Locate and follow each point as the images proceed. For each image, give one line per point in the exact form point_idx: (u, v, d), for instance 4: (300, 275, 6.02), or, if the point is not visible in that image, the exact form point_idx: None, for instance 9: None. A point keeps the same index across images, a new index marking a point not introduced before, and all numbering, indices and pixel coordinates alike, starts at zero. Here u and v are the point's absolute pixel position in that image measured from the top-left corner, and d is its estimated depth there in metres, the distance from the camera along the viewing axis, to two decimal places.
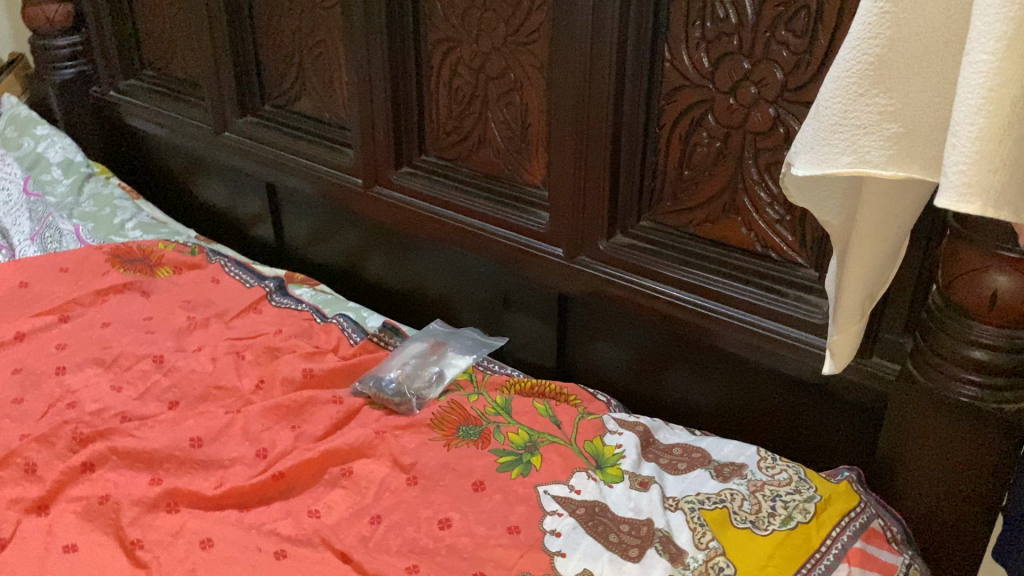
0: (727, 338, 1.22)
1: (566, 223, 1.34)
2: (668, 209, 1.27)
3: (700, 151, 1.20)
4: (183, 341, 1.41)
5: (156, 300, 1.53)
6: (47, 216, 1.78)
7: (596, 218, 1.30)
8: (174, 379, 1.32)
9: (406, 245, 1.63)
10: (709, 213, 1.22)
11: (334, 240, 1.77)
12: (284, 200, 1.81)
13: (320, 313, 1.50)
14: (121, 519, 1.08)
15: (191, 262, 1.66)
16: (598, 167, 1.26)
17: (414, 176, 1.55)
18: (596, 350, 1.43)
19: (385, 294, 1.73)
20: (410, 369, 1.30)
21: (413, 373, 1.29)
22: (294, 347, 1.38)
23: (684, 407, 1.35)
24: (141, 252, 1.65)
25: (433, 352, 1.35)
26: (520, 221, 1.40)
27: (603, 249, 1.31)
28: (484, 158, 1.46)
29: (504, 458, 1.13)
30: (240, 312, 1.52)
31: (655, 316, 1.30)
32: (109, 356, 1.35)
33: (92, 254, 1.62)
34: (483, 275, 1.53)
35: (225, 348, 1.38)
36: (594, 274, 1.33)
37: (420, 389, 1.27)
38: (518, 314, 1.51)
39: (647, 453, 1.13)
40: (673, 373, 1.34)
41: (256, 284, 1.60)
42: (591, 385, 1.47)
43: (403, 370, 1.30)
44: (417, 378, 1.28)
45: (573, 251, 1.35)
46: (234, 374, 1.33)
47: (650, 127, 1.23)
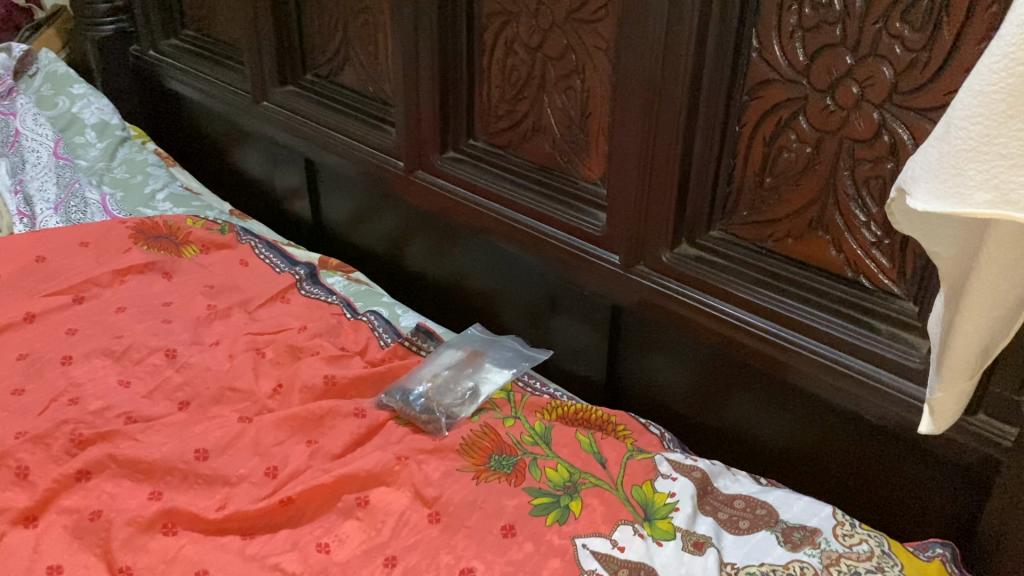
0: (805, 373, 1.06)
1: (626, 226, 1.19)
2: (744, 220, 1.11)
3: (786, 157, 1.03)
4: (200, 333, 1.29)
5: (178, 284, 1.43)
6: (74, 183, 1.66)
7: (659, 225, 1.15)
8: (186, 377, 1.21)
9: (449, 235, 1.49)
10: (793, 227, 1.06)
11: (374, 222, 1.64)
12: (323, 178, 1.69)
13: (351, 308, 1.38)
14: (112, 540, 0.98)
15: (219, 242, 1.55)
16: (665, 169, 1.11)
17: (460, 162, 1.40)
18: (651, 367, 1.28)
19: (424, 285, 1.60)
20: (443, 382, 1.18)
21: (445, 387, 1.17)
22: (318, 347, 1.26)
23: (747, 440, 1.19)
24: (167, 228, 1.54)
25: (471, 361, 1.22)
26: (573, 221, 1.26)
27: (666, 260, 1.16)
28: (537, 147, 1.31)
29: (539, 499, 0.99)
30: (266, 300, 1.41)
31: (720, 341, 1.14)
32: (119, 347, 1.24)
33: (115, 227, 1.51)
34: (530, 275, 1.39)
35: (245, 344, 1.27)
36: (655, 287, 1.18)
37: (452, 406, 1.14)
38: (566, 321, 1.36)
39: (703, 505, 0.99)
40: (737, 403, 1.18)
41: (286, 271, 1.50)
42: (643, 404, 1.33)
43: (434, 383, 1.17)
44: (449, 393, 1.16)
45: (631, 260, 1.20)
46: (251, 375, 1.21)
47: (729, 125, 1.07)
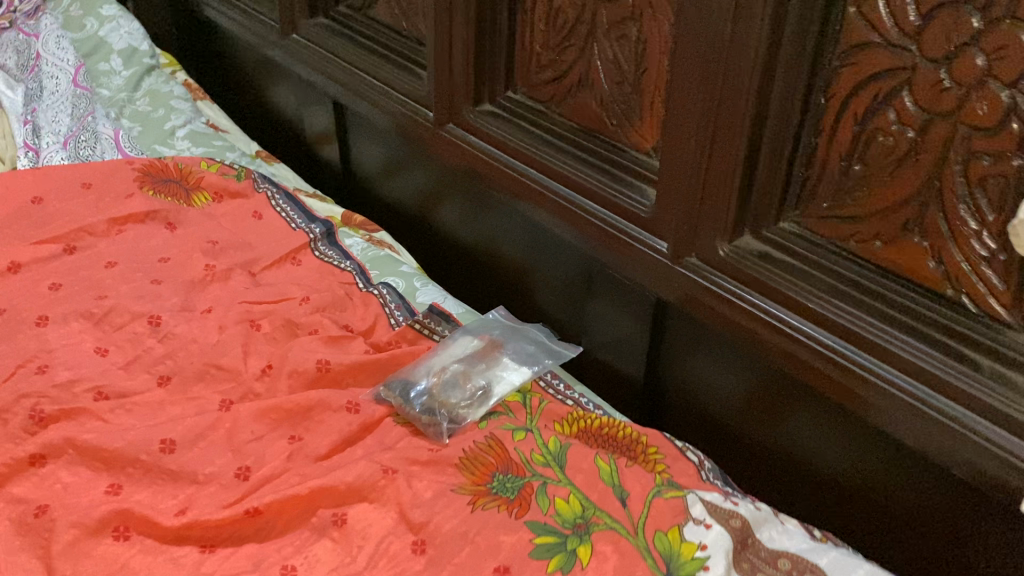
0: (884, 413, 0.86)
1: (677, 209, 1.00)
2: (821, 213, 0.90)
3: (880, 142, 0.82)
4: (192, 298, 1.16)
5: (180, 237, 1.29)
6: (88, 114, 1.53)
7: (717, 212, 0.96)
8: (169, 349, 1.08)
9: (481, 197, 1.32)
10: (882, 229, 0.85)
11: (404, 176, 1.47)
12: (352, 122, 1.52)
13: (364, 277, 1.24)
14: (53, 544, 0.85)
15: (233, 190, 1.41)
16: (728, 146, 0.91)
17: (496, 118, 1.22)
18: (699, 370, 1.09)
19: (453, 250, 1.43)
20: (451, 377, 1.02)
21: (453, 383, 1.01)
22: (318, 324, 1.11)
23: (805, 469, 1.01)
24: (178, 171, 1.41)
25: (487, 352, 1.07)
26: (616, 197, 1.07)
27: (724, 254, 0.97)
28: (582, 106, 1.12)
29: (542, 538, 0.83)
30: (273, 262, 1.27)
31: (783, 360, 0.95)
32: (100, 309, 1.12)
33: (120, 169, 1.38)
34: (566, 253, 1.21)
35: (237, 314, 1.13)
36: (713, 288, 0.99)
37: (458, 406, 0.99)
38: (602, 307, 1.18)
39: (741, 562, 0.81)
40: (796, 429, 0.99)
41: (301, 228, 1.35)
42: (685, 409, 1.15)
43: (441, 378, 1.02)
44: (457, 391, 1.01)
45: (680, 249, 1.01)
46: (239, 352, 1.07)
47: (813, 96, 0.86)
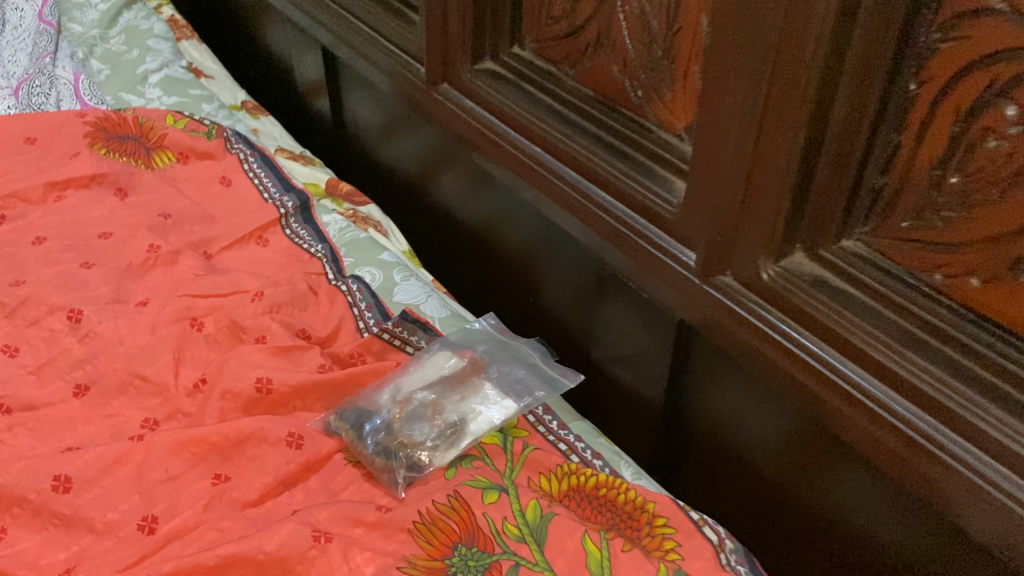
0: (970, 513, 0.65)
1: (707, 213, 0.78)
2: (902, 234, 0.68)
3: (991, 149, 0.59)
4: (127, 288, 0.98)
5: (129, 206, 1.11)
6: (47, 55, 1.36)
7: (760, 222, 0.73)
8: (90, 351, 0.91)
9: (480, 173, 1.10)
10: (985, 264, 0.63)
11: (398, 139, 1.26)
12: (343, 75, 1.32)
13: (337, 266, 1.04)
14: None
15: (201, 151, 1.22)
16: (778, 140, 0.69)
17: (498, 79, 1.01)
18: (727, 410, 0.88)
19: (451, 230, 1.23)
20: (417, 410, 0.83)
21: (418, 418, 0.82)
22: (266, 330, 0.92)
23: (854, 551, 0.80)
24: (138, 127, 1.22)
25: (466, 376, 0.87)
26: (635, 191, 0.84)
27: (768, 278, 0.75)
28: (598, 70, 0.89)
29: None
30: (234, 241, 1.08)
31: (837, 424, 0.73)
32: (15, 300, 0.94)
33: (70, 122, 1.20)
34: (574, 249, 0.99)
35: (175, 311, 0.94)
36: (753, 320, 0.77)
37: (421, 447, 0.79)
38: (613, 319, 0.97)
39: None
40: (847, 504, 0.78)
41: (272, 200, 1.15)
42: (706, 451, 0.93)
43: (404, 411, 0.83)
44: (422, 427, 0.81)
45: (710, 265, 0.79)
46: (169, 361, 0.89)
47: (900, 79, 0.63)
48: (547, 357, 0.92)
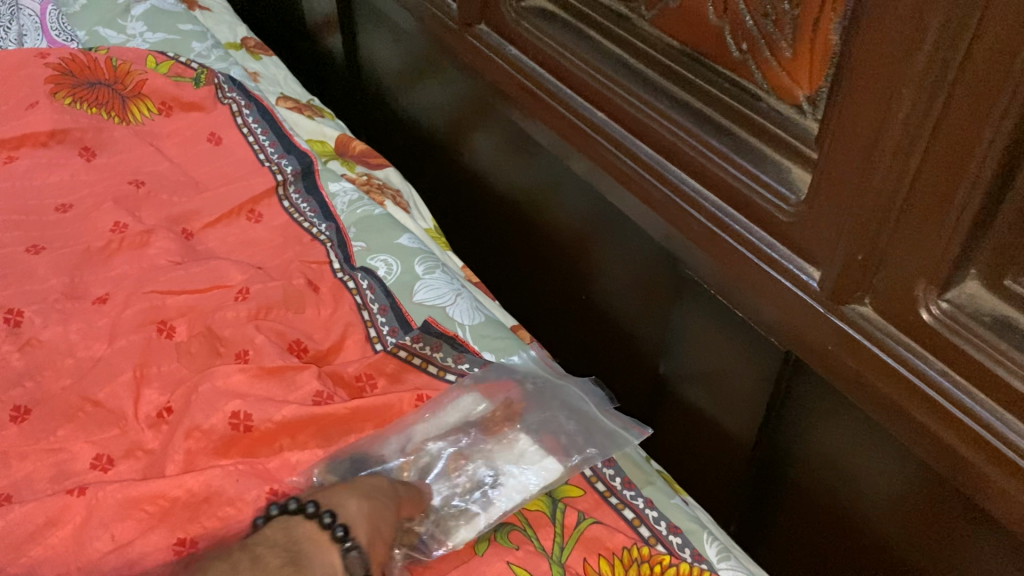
0: None
1: (845, 220, 0.56)
2: None
3: None
4: (82, 279, 0.79)
5: (95, 170, 0.91)
6: None
7: (927, 240, 0.52)
8: (31, 365, 0.72)
9: (523, 137, 0.89)
10: None
11: (424, 89, 1.04)
12: (359, 9, 1.10)
13: (344, 253, 0.85)
14: None
15: (187, 101, 1.02)
16: (969, 128, 0.46)
17: (550, 21, 0.78)
18: (844, 465, 0.67)
19: (486, 202, 1.02)
20: (434, 466, 0.67)
21: (434, 477, 0.66)
22: (250, 342, 0.73)
23: None
24: (111, 71, 1.02)
25: (501, 420, 0.70)
26: (736, 179, 0.63)
27: (933, 317, 0.54)
28: (686, 13, 0.66)
29: None
30: (220, 217, 0.88)
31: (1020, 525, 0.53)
32: None
33: (30, 63, 1.00)
34: (641, 241, 0.78)
35: (140, 313, 0.75)
36: (899, 369, 0.56)
37: (436, 513, 0.63)
38: (690, 330, 0.76)
39: None
40: None
41: (269, 163, 0.95)
42: (810, 506, 0.73)
43: (415, 465, 0.67)
44: (439, 488, 0.65)
45: (842, 287, 0.58)
46: (128, 382, 0.70)
47: None
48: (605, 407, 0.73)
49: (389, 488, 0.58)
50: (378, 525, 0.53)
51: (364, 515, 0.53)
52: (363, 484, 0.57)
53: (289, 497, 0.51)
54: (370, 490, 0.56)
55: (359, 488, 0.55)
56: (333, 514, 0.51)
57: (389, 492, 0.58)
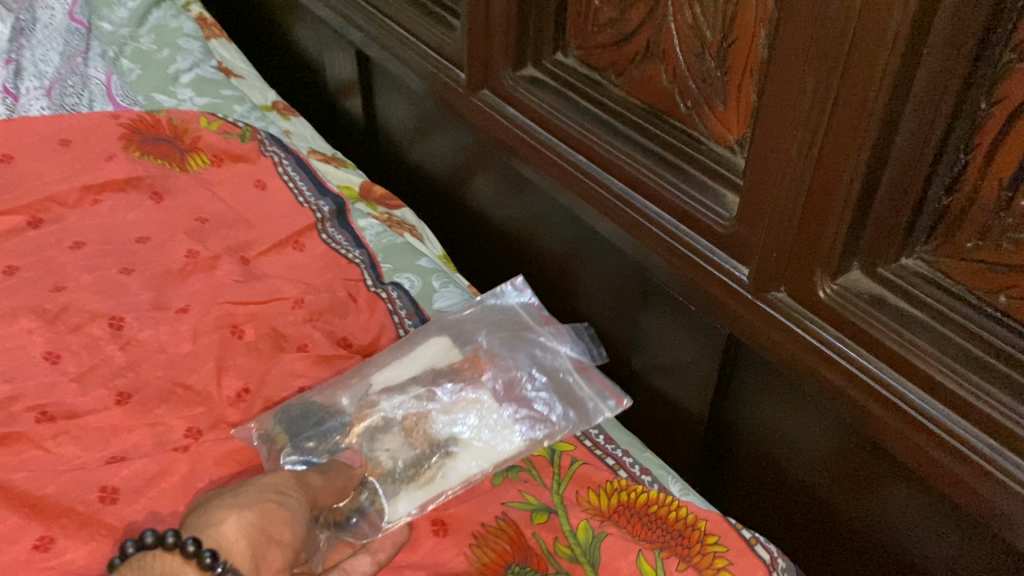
0: None
1: (764, 229, 0.76)
2: (966, 253, 0.67)
3: None
4: (166, 294, 0.97)
5: (165, 209, 1.10)
6: (78, 55, 1.35)
7: (818, 240, 0.72)
8: (131, 359, 0.90)
9: (518, 179, 1.09)
10: None
11: (432, 141, 1.25)
12: (377, 75, 1.30)
13: (375, 272, 1.04)
14: None
15: (235, 153, 1.21)
16: (839, 158, 0.67)
17: (539, 86, 0.99)
18: (775, 423, 0.87)
19: (487, 233, 1.21)
20: (384, 429, 0.84)
21: (384, 445, 0.82)
22: (308, 338, 0.93)
23: (907, 566, 0.79)
24: (172, 129, 1.22)
25: (460, 390, 0.88)
26: (686, 203, 0.83)
27: (826, 296, 0.74)
28: (647, 79, 0.87)
29: None
30: (271, 246, 1.07)
31: (896, 444, 0.72)
32: (55, 305, 0.94)
33: (105, 124, 1.20)
34: (616, 258, 0.98)
35: (216, 318, 0.94)
36: (809, 339, 0.76)
37: (373, 492, 0.77)
38: (657, 327, 0.96)
39: None
40: (900, 521, 0.77)
41: (308, 204, 1.15)
42: (752, 462, 0.92)
43: (363, 423, 0.84)
44: (387, 457, 0.81)
45: (765, 279, 0.78)
46: (212, 371, 0.89)
47: (974, 94, 0.61)
48: (583, 366, 0.93)
49: (288, 485, 0.69)
50: (268, 527, 0.63)
51: (247, 525, 0.61)
52: (253, 492, 0.66)
53: (146, 531, 0.57)
54: (263, 496, 0.66)
55: (245, 499, 0.65)
56: (196, 539, 0.58)
57: (289, 492, 0.67)
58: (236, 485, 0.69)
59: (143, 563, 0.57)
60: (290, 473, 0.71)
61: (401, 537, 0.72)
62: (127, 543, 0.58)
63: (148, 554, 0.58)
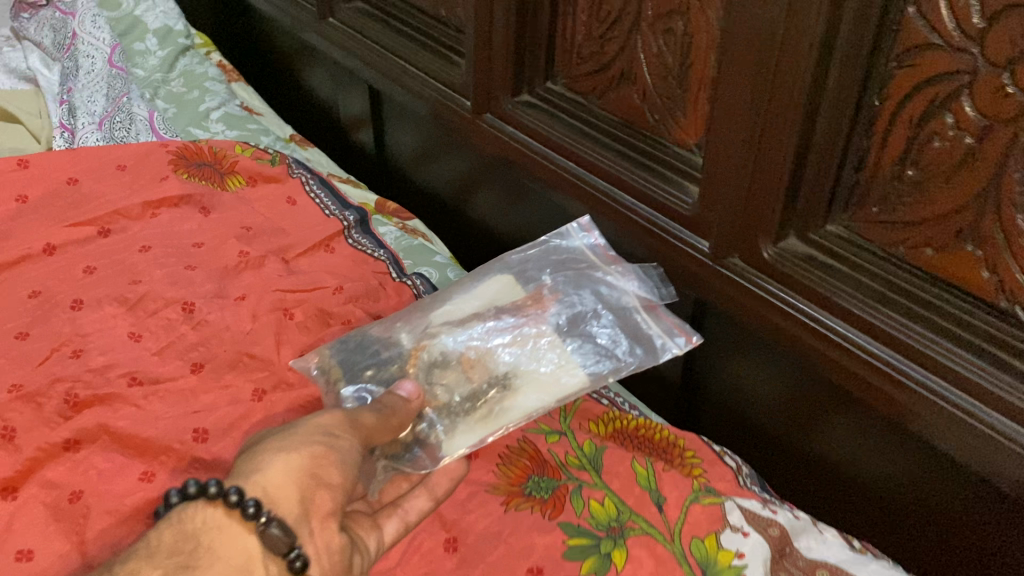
0: (925, 421, 0.84)
1: (720, 209, 0.98)
2: (872, 218, 0.87)
3: (936, 147, 0.78)
4: (226, 285, 1.16)
5: (214, 221, 1.28)
6: (123, 95, 1.52)
7: (762, 214, 0.93)
8: (203, 336, 1.08)
9: (515, 189, 1.29)
10: (936, 237, 0.82)
11: (437, 163, 1.45)
12: (387, 107, 1.51)
13: (398, 267, 1.24)
14: (87, 531, 0.86)
15: (267, 175, 1.41)
16: (774, 150, 0.89)
17: (534, 108, 1.20)
18: (737, 370, 1.07)
19: (487, 239, 1.41)
20: (441, 364, 0.98)
21: (445, 380, 0.96)
22: (351, 315, 1.12)
23: (844, 475, 0.99)
24: (213, 155, 1.41)
25: (517, 329, 1.02)
26: (659, 194, 1.05)
27: (768, 256, 0.95)
28: (624, 99, 1.08)
29: (576, 540, 0.82)
30: (307, 250, 1.26)
31: (826, 366, 0.92)
32: (134, 295, 1.12)
33: (156, 151, 1.38)
34: None
35: (272, 302, 1.13)
36: (759, 292, 0.96)
37: (431, 423, 0.91)
38: None
39: (778, 571, 0.81)
40: (836, 436, 0.97)
41: (335, 216, 1.34)
42: (722, 409, 1.12)
43: (423, 359, 0.99)
44: (448, 391, 0.95)
45: (722, 249, 0.99)
46: (272, 343, 1.08)
47: (868, 96, 0.83)
48: (650, 305, 1.05)
49: (340, 424, 0.79)
50: (318, 471, 0.73)
51: (297, 469, 0.72)
52: (302, 435, 0.76)
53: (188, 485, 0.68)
54: (317, 437, 0.76)
55: (295, 442, 0.75)
56: (238, 489, 0.68)
57: (336, 433, 0.78)
58: (293, 424, 0.79)
59: (188, 513, 0.68)
60: (344, 413, 0.81)
61: (456, 475, 0.86)
62: (173, 494, 0.70)
63: (191, 503, 0.69)
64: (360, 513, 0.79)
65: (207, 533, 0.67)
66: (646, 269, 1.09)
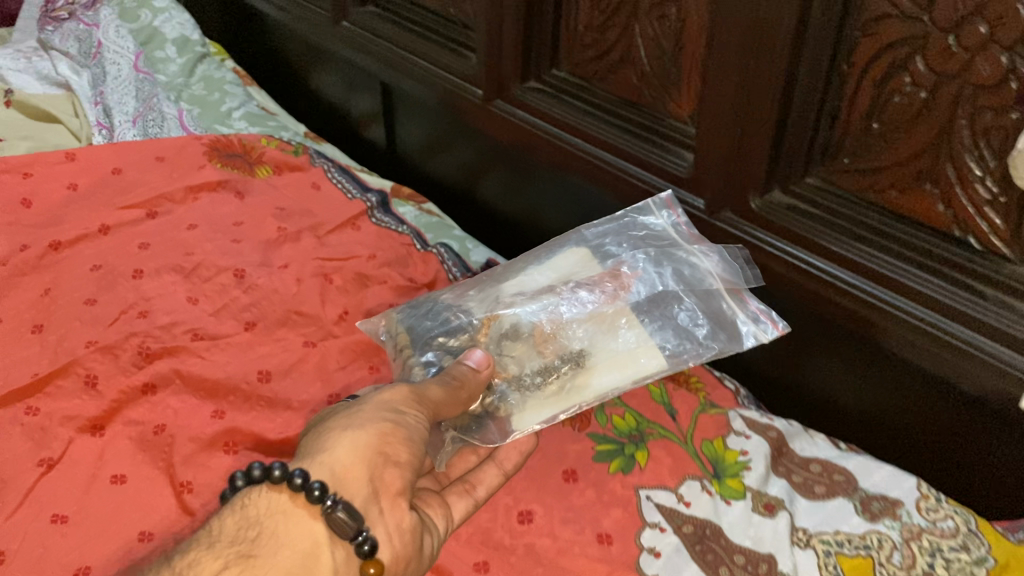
0: (891, 339, 0.99)
1: (713, 170, 1.12)
2: (845, 167, 1.02)
3: (897, 101, 0.93)
4: (269, 256, 1.29)
5: (249, 204, 1.41)
6: (152, 96, 1.68)
7: (750, 171, 1.08)
8: (254, 298, 1.20)
9: (523, 169, 1.44)
10: (899, 180, 0.97)
11: (447, 151, 1.59)
12: (399, 102, 1.64)
13: (422, 240, 1.37)
14: (174, 456, 0.98)
15: (293, 165, 1.53)
16: (759, 115, 1.03)
17: (541, 93, 1.35)
18: None
19: (496, 218, 1.56)
20: (513, 336, 1.02)
21: (515, 353, 1.01)
22: (386, 277, 1.26)
23: (827, 399, 1.14)
24: (242, 147, 1.54)
25: (588, 305, 1.04)
26: (659, 161, 1.19)
27: (755, 208, 1.10)
28: (623, 80, 1.23)
29: (604, 445, 0.98)
30: (336, 227, 1.38)
31: (807, 301, 1.08)
32: (189, 264, 1.24)
33: (191, 144, 1.51)
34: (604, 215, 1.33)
35: (313, 268, 1.26)
36: (750, 241, 1.11)
37: (502, 397, 0.97)
38: None
39: (777, 465, 0.97)
40: (820, 365, 1.13)
41: (357, 197, 1.47)
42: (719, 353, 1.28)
43: (496, 328, 1.02)
44: (519, 365, 0.99)
45: (716, 205, 1.14)
46: (317, 302, 1.20)
47: (837, 62, 0.97)
48: (736, 290, 1.05)
49: (408, 402, 0.83)
50: (387, 452, 0.77)
51: (364, 449, 0.76)
52: (365, 415, 0.80)
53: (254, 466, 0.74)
54: (387, 413, 0.80)
55: (359, 422, 0.78)
56: (302, 472, 0.72)
57: (400, 409, 0.81)
58: (364, 398, 0.83)
59: (252, 498, 0.73)
60: (411, 389, 0.84)
61: (522, 443, 0.94)
62: (240, 477, 0.74)
63: (256, 488, 0.74)
64: (428, 492, 0.85)
65: (270, 517, 0.71)
66: (733, 249, 1.11)
